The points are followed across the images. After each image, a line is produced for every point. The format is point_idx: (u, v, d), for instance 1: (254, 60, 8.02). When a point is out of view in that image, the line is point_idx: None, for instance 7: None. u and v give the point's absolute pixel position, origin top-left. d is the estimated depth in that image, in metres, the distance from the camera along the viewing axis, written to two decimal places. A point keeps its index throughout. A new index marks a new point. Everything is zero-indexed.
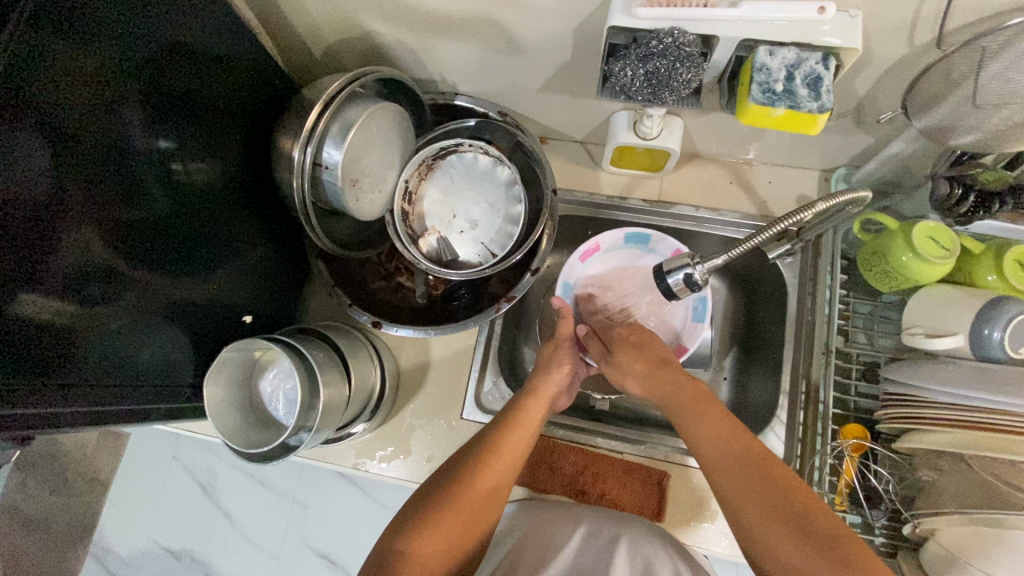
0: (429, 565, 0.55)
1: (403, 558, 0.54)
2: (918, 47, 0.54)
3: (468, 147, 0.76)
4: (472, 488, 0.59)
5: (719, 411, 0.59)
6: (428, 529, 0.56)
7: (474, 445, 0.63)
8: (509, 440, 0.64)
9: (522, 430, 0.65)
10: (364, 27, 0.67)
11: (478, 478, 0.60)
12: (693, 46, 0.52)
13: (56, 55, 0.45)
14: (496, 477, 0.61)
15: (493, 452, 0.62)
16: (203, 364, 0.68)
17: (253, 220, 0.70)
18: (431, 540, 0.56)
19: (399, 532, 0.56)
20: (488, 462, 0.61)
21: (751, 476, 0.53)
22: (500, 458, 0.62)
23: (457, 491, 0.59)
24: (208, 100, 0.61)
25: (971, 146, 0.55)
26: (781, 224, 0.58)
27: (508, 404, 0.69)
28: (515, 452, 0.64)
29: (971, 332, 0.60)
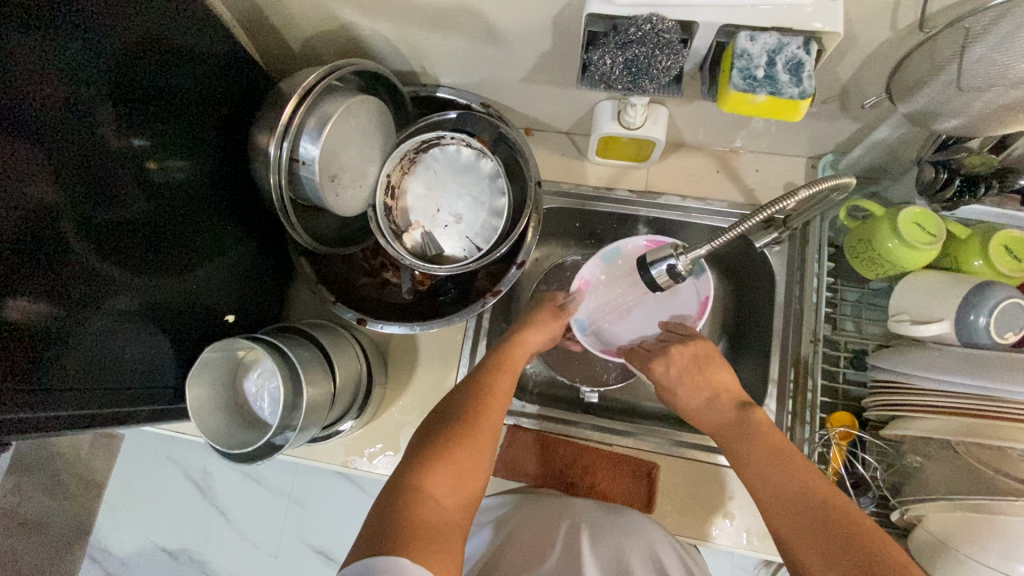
0: (445, 499, 0.51)
1: (416, 492, 0.50)
2: (901, 30, 0.53)
3: (450, 140, 0.75)
4: (473, 424, 0.58)
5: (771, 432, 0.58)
6: (439, 464, 0.53)
7: (466, 391, 0.62)
8: (498, 383, 0.64)
9: (510, 374, 0.66)
10: (341, 19, 0.65)
11: (478, 417, 0.59)
12: (673, 33, 0.51)
13: (25, 52, 0.44)
14: (495, 411, 0.60)
15: (486, 394, 0.62)
16: (186, 365, 0.67)
17: (233, 218, 0.69)
18: (444, 473, 0.52)
19: (405, 472, 0.52)
20: (484, 403, 0.61)
21: (791, 494, 0.51)
22: (495, 401, 0.62)
23: (461, 428, 0.57)
24: (184, 97, 0.60)
25: (956, 130, 0.54)
26: (765, 212, 0.57)
27: (490, 356, 0.69)
28: (505, 394, 0.63)
29: (957, 317, 0.59)
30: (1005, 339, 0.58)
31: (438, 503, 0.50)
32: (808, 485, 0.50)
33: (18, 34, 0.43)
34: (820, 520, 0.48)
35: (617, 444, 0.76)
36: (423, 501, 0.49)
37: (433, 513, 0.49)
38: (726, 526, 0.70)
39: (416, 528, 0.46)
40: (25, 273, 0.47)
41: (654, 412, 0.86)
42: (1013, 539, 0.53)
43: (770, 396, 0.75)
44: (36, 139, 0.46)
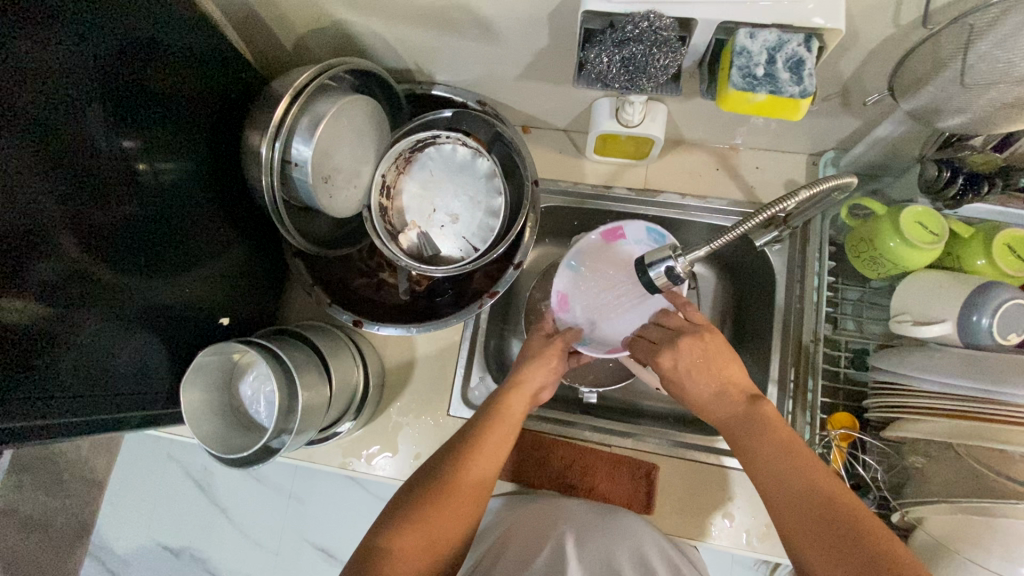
0: (411, 567, 0.52)
1: (382, 556, 0.52)
2: (904, 26, 0.52)
3: (446, 139, 0.74)
4: (455, 481, 0.57)
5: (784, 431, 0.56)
6: (410, 527, 0.54)
7: (456, 440, 0.62)
8: (492, 433, 0.62)
9: (501, 426, 0.63)
10: (333, 17, 0.64)
11: (462, 471, 0.58)
12: (670, 31, 0.50)
13: (10, 52, 0.43)
14: (476, 474, 0.59)
15: (476, 443, 0.61)
16: (180, 368, 0.66)
17: (227, 220, 0.69)
18: (413, 538, 0.53)
19: (379, 532, 0.54)
20: (471, 454, 0.60)
21: (806, 492, 0.51)
22: (484, 452, 0.60)
23: (440, 484, 0.57)
24: (174, 98, 0.59)
25: (960, 128, 0.53)
26: (767, 212, 0.56)
27: (491, 399, 0.67)
28: (497, 443, 0.62)
29: (959, 319, 0.59)
30: (1008, 340, 0.57)
31: (403, 570, 0.51)
32: (824, 487, 0.51)
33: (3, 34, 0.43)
34: (837, 519, 0.49)
35: (616, 445, 0.76)
36: (387, 568, 0.51)
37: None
38: (726, 527, 0.70)
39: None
40: (16, 277, 0.46)
41: (654, 411, 0.86)
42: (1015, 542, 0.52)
43: (770, 396, 0.74)
44: (24, 141, 0.46)
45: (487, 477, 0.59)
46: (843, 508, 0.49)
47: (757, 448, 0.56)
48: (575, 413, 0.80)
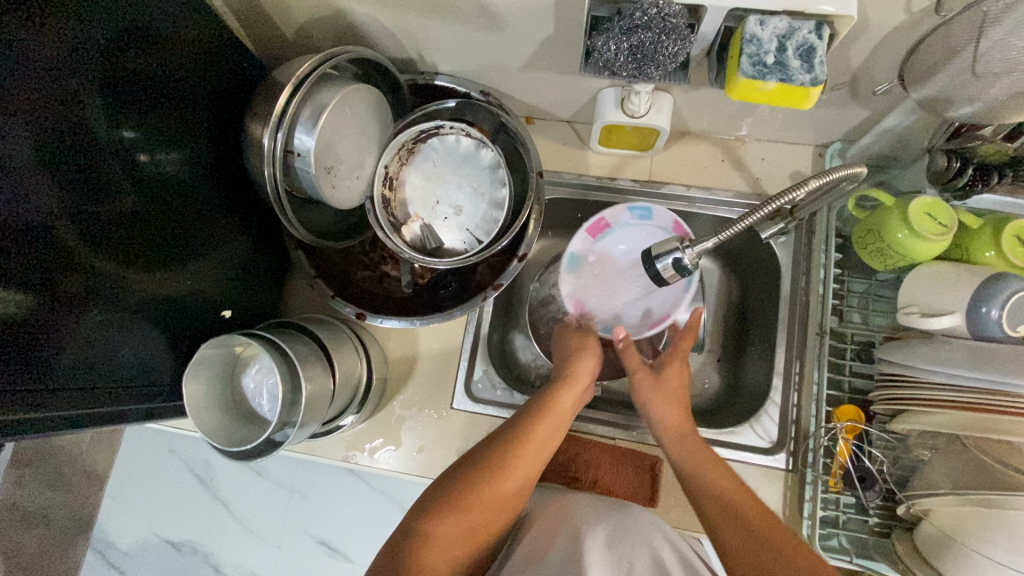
0: (451, 551, 0.53)
1: (423, 539, 0.52)
2: (915, 14, 0.51)
3: (449, 130, 0.73)
4: (499, 473, 0.58)
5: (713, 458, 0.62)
6: (452, 513, 0.54)
7: (503, 431, 0.62)
8: (541, 430, 0.62)
9: (551, 421, 0.64)
10: (335, 5, 0.63)
11: (508, 465, 0.58)
12: (679, 18, 0.49)
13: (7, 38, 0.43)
14: (525, 467, 0.59)
15: (524, 437, 0.61)
16: (182, 362, 0.66)
17: (228, 212, 0.68)
18: (455, 523, 0.54)
19: (421, 513, 0.55)
20: (517, 448, 0.60)
21: (734, 509, 0.56)
22: (531, 447, 0.61)
23: (486, 475, 0.57)
24: (175, 87, 0.58)
25: (970, 117, 0.53)
26: (777, 201, 0.55)
27: (539, 394, 0.67)
28: (544, 440, 0.62)
29: (968, 311, 0.58)
30: (1018, 332, 0.57)
31: (443, 555, 0.52)
32: (739, 496, 0.57)
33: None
34: (751, 533, 0.53)
35: (620, 438, 0.76)
36: (428, 551, 0.51)
37: (436, 566, 0.51)
38: None
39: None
40: (15, 268, 0.45)
41: None
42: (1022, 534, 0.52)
43: (775, 389, 0.74)
44: (25, 130, 0.45)
45: (531, 474, 0.60)
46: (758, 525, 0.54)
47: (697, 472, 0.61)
48: (578, 406, 0.80)
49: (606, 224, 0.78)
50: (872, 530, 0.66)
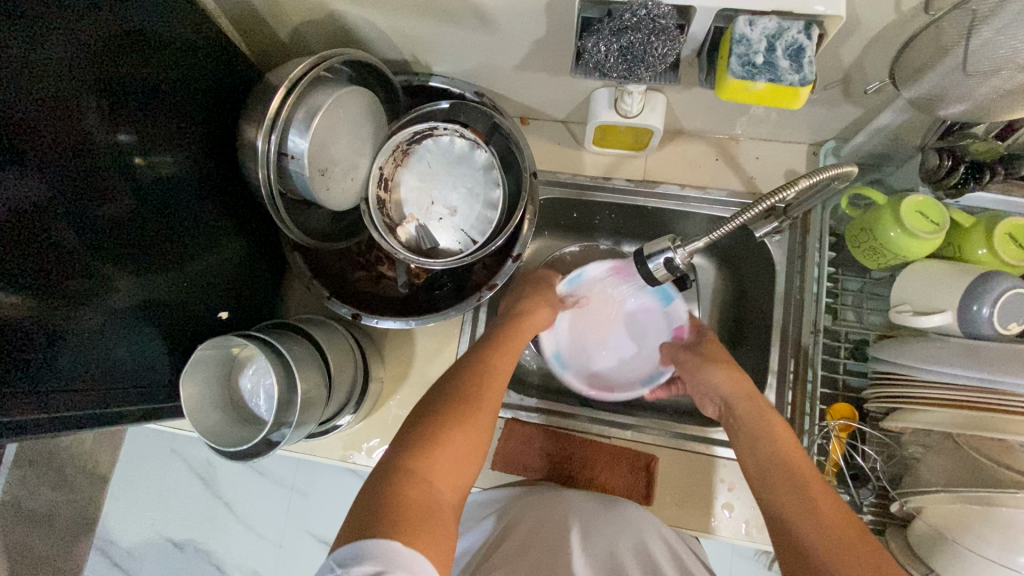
0: (438, 484, 0.50)
1: (411, 474, 0.49)
2: (905, 13, 0.52)
3: (443, 131, 0.73)
4: (472, 406, 0.56)
5: (787, 433, 0.58)
6: (436, 446, 0.52)
7: (465, 365, 0.61)
8: (497, 364, 0.62)
9: (507, 353, 0.64)
10: (328, 7, 0.64)
11: (478, 395, 0.57)
12: (669, 18, 0.49)
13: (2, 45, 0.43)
14: (494, 395, 0.59)
15: (484, 370, 0.60)
16: (179, 363, 0.66)
17: (224, 213, 0.68)
18: (441, 456, 0.51)
19: (399, 453, 0.52)
20: (485, 379, 0.59)
21: (800, 486, 0.52)
22: (497, 379, 0.60)
23: (456, 407, 0.55)
24: (172, 91, 0.58)
25: (961, 116, 0.53)
26: (767, 201, 0.56)
27: (491, 333, 0.68)
28: (502, 375, 0.61)
29: (960, 308, 0.58)
30: (1008, 329, 0.57)
31: (430, 485, 0.49)
32: (807, 477, 0.53)
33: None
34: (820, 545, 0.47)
35: (616, 437, 0.76)
36: (414, 485, 0.48)
37: (426, 497, 0.48)
38: (724, 517, 0.70)
39: (406, 514, 0.45)
40: (14, 270, 0.46)
41: (653, 403, 0.86)
42: (1014, 531, 0.52)
43: (769, 387, 0.74)
44: (27, 137, 0.46)
45: (497, 406, 0.58)
46: (836, 537, 0.47)
47: (779, 465, 0.54)
48: (574, 405, 0.80)
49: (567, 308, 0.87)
50: (866, 527, 0.66)
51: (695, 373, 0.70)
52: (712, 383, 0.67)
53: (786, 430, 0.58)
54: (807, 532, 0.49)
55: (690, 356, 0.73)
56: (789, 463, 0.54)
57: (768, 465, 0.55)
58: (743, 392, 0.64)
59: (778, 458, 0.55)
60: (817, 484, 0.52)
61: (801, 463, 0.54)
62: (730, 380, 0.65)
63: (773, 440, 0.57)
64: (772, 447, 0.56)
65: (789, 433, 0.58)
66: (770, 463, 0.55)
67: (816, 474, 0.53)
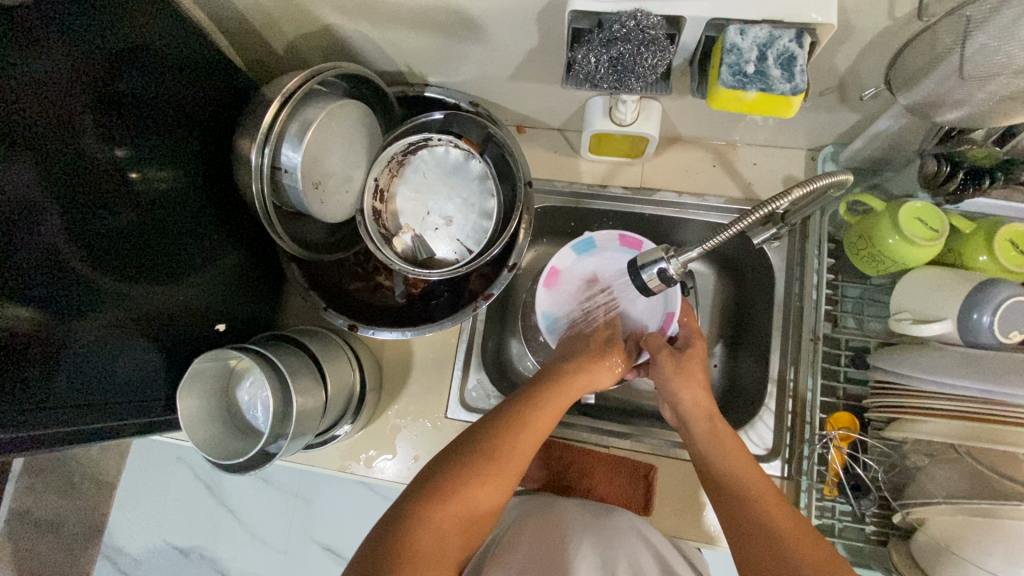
0: (444, 536, 0.49)
1: (417, 524, 0.49)
2: (899, 18, 0.51)
3: (438, 141, 0.73)
4: (499, 459, 0.55)
5: (746, 458, 0.58)
6: (449, 496, 0.51)
7: (503, 411, 0.60)
8: (540, 416, 0.60)
9: (550, 405, 0.62)
10: (321, 20, 0.64)
11: (505, 447, 0.56)
12: (658, 29, 0.49)
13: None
14: (524, 446, 0.57)
15: (522, 418, 0.59)
16: (176, 377, 0.66)
17: (221, 226, 0.69)
18: (451, 510, 0.51)
19: (413, 496, 0.52)
20: (518, 429, 0.58)
21: (750, 502, 0.53)
22: (532, 432, 0.58)
23: (478, 456, 0.55)
24: (167, 106, 0.59)
25: (960, 121, 0.52)
26: (762, 211, 0.54)
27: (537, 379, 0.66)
28: (541, 431, 0.59)
29: (960, 316, 0.58)
30: (1010, 338, 0.56)
31: (435, 538, 0.49)
32: (761, 500, 0.52)
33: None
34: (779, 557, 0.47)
35: (614, 446, 0.75)
36: (422, 537, 0.48)
37: (427, 549, 0.48)
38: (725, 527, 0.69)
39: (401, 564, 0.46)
40: (10, 284, 0.46)
41: (652, 411, 0.85)
42: (1016, 543, 0.52)
43: (769, 395, 0.73)
44: (32, 151, 0.47)
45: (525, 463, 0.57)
46: (799, 551, 0.47)
47: (742, 488, 0.54)
48: (573, 415, 0.80)
49: (559, 273, 0.82)
50: (869, 539, 0.64)
51: (661, 378, 0.68)
52: (674, 396, 0.65)
53: (739, 447, 0.59)
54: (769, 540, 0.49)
55: (668, 358, 0.68)
56: (747, 487, 0.54)
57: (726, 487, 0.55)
58: (702, 407, 0.63)
59: (737, 481, 0.55)
60: (771, 500, 0.52)
61: (758, 479, 0.55)
62: (692, 399, 0.64)
63: (727, 454, 0.58)
64: (733, 470, 0.56)
65: (743, 451, 0.58)
66: (729, 486, 0.55)
67: (773, 489, 0.54)
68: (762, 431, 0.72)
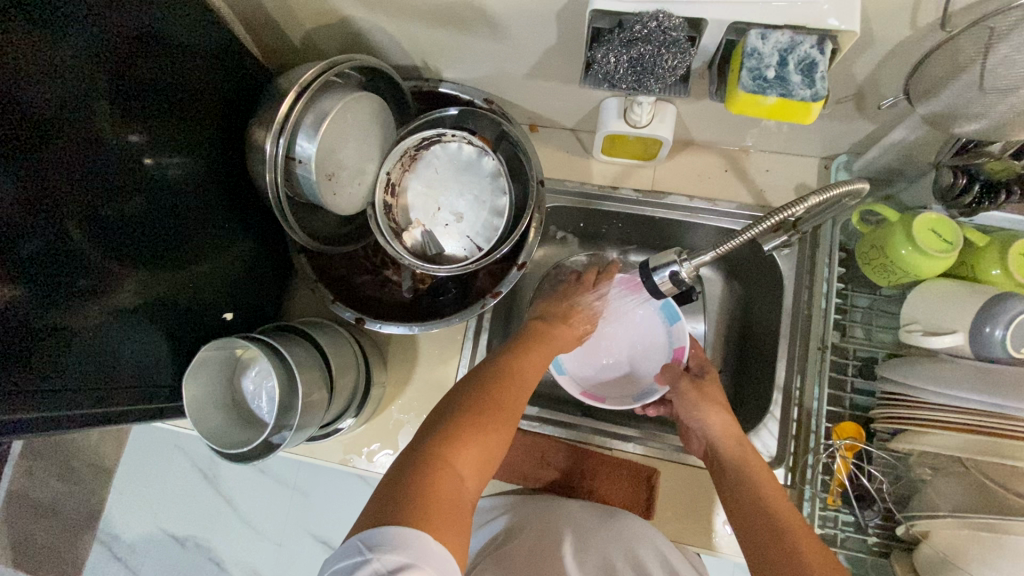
0: (465, 474, 0.50)
1: (439, 461, 0.49)
2: (921, 29, 0.50)
3: (451, 137, 0.74)
4: (501, 404, 0.57)
5: (774, 488, 0.58)
6: (464, 439, 0.52)
7: (495, 363, 0.63)
8: (526, 368, 0.63)
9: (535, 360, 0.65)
10: (339, 12, 0.64)
11: (504, 390, 0.59)
12: (679, 31, 0.49)
13: (8, 44, 0.43)
14: (518, 395, 0.60)
15: (508, 379, 0.60)
16: (182, 364, 0.66)
17: (231, 215, 0.69)
18: (468, 449, 0.52)
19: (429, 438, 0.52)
20: (510, 377, 0.61)
21: (779, 527, 0.52)
22: (521, 378, 0.62)
23: (484, 401, 0.56)
24: (182, 94, 0.59)
25: (978, 134, 0.52)
26: (776, 216, 0.54)
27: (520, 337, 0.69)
28: (529, 381, 0.62)
29: (972, 329, 0.58)
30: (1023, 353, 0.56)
31: (458, 474, 0.49)
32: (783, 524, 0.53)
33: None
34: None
35: (618, 449, 0.75)
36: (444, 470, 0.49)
37: (453, 486, 0.48)
38: (727, 533, 0.69)
39: (431, 494, 0.46)
40: (12, 264, 0.46)
41: (656, 414, 0.85)
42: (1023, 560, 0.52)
43: (775, 403, 0.73)
44: (47, 134, 0.47)
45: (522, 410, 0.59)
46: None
47: (759, 502, 0.56)
48: (576, 416, 0.80)
49: None
50: (871, 550, 0.64)
51: (688, 406, 0.71)
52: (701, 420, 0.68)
53: (771, 480, 0.59)
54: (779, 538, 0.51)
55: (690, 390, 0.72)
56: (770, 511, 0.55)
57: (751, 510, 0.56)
58: (729, 430, 0.66)
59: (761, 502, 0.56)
60: (793, 524, 0.52)
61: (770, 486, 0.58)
62: (720, 423, 0.66)
63: (752, 479, 0.59)
64: (751, 479, 0.59)
65: (773, 482, 0.59)
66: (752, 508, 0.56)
67: (783, 496, 0.57)
68: (766, 440, 0.72)
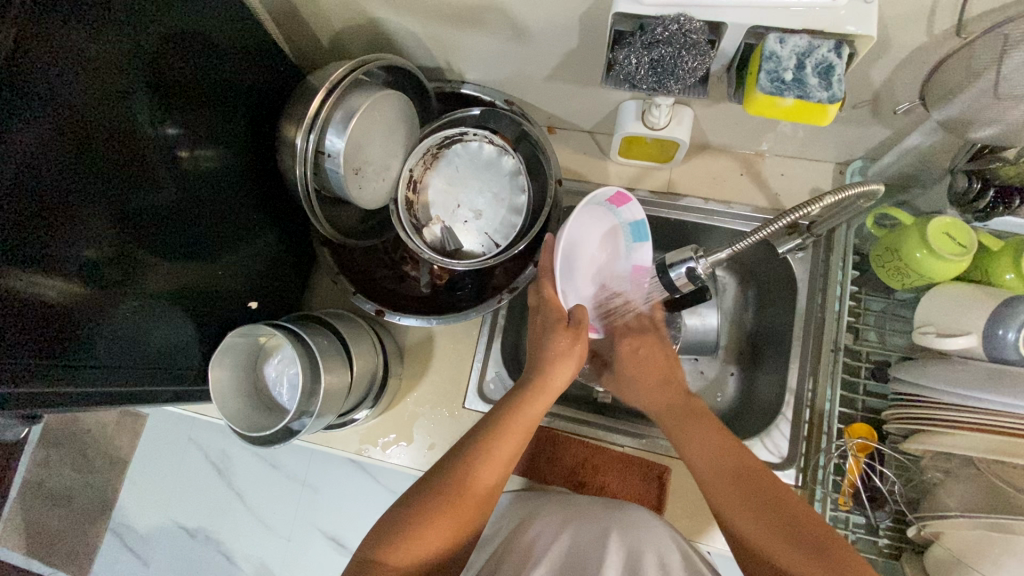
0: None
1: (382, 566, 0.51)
2: (937, 35, 0.52)
3: (473, 136, 0.76)
4: (462, 497, 0.56)
5: (715, 431, 0.61)
6: (410, 539, 0.53)
7: (471, 438, 0.61)
8: (503, 446, 0.60)
9: (517, 431, 0.62)
10: (369, 14, 0.66)
11: (469, 480, 0.57)
12: (700, 34, 0.50)
13: (35, 39, 0.43)
14: (489, 483, 0.58)
15: (475, 468, 0.58)
16: (209, 349, 0.68)
17: (258, 207, 0.71)
18: (414, 551, 0.52)
19: (380, 541, 0.53)
20: (482, 462, 0.58)
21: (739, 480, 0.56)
22: (496, 460, 0.59)
23: (442, 498, 0.56)
24: (216, 87, 0.61)
25: (992, 139, 0.53)
26: (788, 217, 0.56)
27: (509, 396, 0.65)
28: (505, 463, 0.60)
29: (984, 332, 0.58)
30: None
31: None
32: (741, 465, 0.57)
33: (33, 20, 0.42)
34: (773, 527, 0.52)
35: (629, 445, 0.76)
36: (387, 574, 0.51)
37: None
38: None
39: None
40: (50, 253, 0.47)
41: None
42: None
43: (786, 405, 0.74)
44: (91, 129, 0.49)
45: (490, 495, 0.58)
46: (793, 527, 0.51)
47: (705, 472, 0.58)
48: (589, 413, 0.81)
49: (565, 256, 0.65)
50: (881, 552, 0.64)
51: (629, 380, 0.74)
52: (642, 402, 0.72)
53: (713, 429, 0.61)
54: (744, 545, 0.53)
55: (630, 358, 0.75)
56: (720, 486, 0.57)
57: (710, 471, 0.58)
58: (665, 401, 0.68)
59: (710, 471, 0.58)
60: (751, 473, 0.56)
61: (735, 461, 0.57)
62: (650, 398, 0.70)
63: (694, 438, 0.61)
64: (690, 443, 0.61)
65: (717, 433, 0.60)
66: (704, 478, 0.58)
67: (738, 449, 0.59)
68: (778, 440, 0.73)
